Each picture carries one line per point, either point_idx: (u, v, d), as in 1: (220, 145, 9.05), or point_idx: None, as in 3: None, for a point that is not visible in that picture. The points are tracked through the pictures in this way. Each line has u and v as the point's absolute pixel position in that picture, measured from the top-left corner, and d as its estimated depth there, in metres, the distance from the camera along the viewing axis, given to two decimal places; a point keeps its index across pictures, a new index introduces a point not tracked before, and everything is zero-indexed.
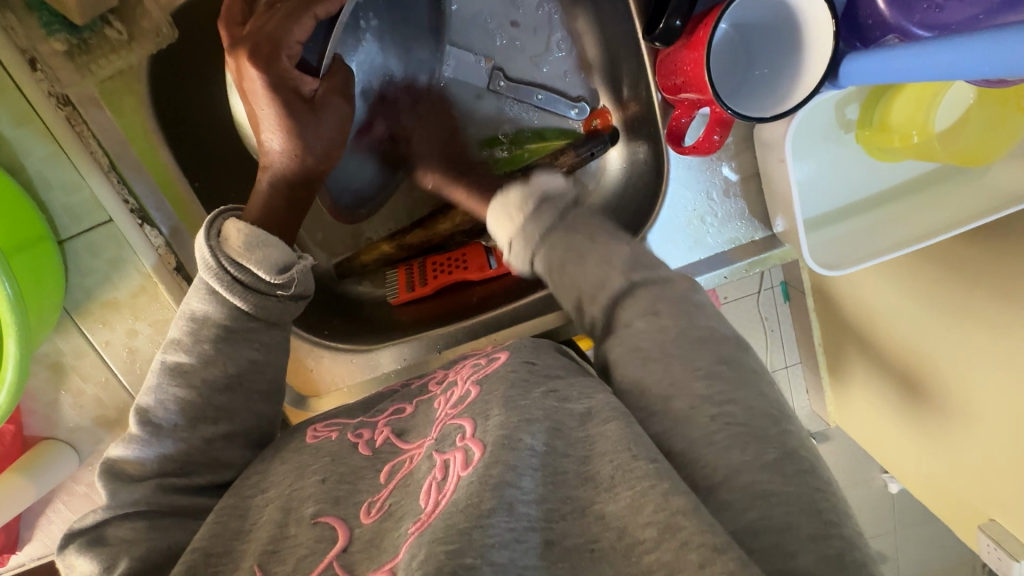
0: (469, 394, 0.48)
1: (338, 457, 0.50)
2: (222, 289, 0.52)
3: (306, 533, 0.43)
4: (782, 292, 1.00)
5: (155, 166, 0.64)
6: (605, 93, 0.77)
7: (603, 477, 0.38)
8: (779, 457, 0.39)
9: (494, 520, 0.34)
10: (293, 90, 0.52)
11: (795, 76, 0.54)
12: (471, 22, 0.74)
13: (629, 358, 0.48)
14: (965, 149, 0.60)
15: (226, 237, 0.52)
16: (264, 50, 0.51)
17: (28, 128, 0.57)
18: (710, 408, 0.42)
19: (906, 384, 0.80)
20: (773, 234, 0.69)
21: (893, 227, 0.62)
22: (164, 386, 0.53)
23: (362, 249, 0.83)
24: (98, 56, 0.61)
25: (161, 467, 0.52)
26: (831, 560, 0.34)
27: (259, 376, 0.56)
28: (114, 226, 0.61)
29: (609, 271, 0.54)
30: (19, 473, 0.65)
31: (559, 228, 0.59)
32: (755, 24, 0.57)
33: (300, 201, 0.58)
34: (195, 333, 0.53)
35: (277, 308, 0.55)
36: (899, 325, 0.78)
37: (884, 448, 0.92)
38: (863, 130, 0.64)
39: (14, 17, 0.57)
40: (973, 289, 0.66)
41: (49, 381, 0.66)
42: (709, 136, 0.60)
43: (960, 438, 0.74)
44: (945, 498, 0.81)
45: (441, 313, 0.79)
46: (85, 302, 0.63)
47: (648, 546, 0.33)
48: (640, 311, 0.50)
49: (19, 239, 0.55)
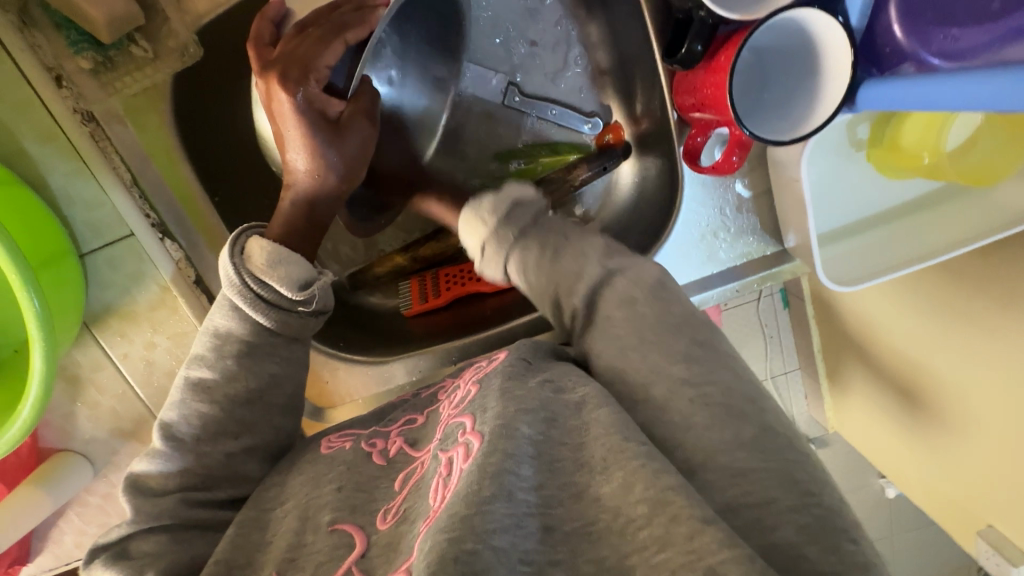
0: (469, 393, 0.49)
1: (353, 466, 0.50)
2: (246, 306, 0.53)
3: (324, 540, 0.43)
4: (782, 299, 1.02)
5: (178, 184, 0.66)
6: (619, 108, 0.78)
7: (597, 461, 0.38)
8: (757, 434, 0.40)
9: (494, 507, 0.34)
10: (320, 113, 0.53)
11: (811, 100, 0.55)
12: (490, 38, 0.75)
13: (609, 352, 0.49)
14: (971, 170, 0.62)
15: (249, 255, 0.53)
16: (295, 72, 0.52)
17: (53, 145, 0.57)
18: (689, 391, 0.43)
19: (905, 393, 0.81)
20: (784, 249, 0.71)
21: (900, 243, 0.64)
22: (187, 402, 0.53)
23: (377, 260, 0.84)
24: (124, 73, 0.62)
25: (183, 481, 0.52)
26: (810, 530, 0.35)
27: (278, 390, 0.56)
28: (134, 240, 0.62)
29: (585, 261, 0.57)
30: (37, 485, 0.65)
31: (531, 230, 0.60)
32: (771, 47, 0.58)
33: (322, 219, 0.58)
34: (219, 348, 0.54)
35: (298, 323, 0.55)
36: (894, 333, 0.79)
37: (884, 454, 0.93)
38: (874, 148, 0.65)
39: (42, 36, 0.58)
40: (970, 297, 0.68)
41: (65, 392, 0.66)
42: (728, 158, 0.61)
43: (957, 444, 0.75)
44: (945, 505, 0.82)
45: (454, 325, 0.79)
46: (103, 315, 0.63)
47: (641, 521, 0.34)
48: (616, 300, 0.52)
49: (42, 254, 0.55)
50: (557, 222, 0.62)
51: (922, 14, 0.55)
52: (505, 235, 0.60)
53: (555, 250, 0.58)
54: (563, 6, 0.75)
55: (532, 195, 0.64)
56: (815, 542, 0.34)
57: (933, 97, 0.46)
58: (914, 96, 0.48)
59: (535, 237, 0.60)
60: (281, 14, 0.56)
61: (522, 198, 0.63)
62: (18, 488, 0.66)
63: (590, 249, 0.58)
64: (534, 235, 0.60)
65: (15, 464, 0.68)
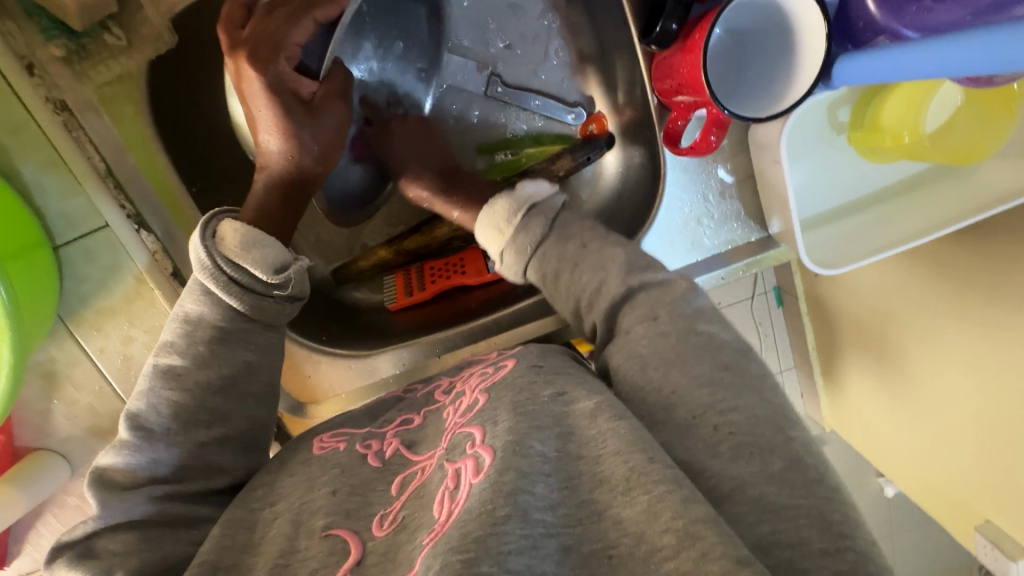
0: (477, 402, 0.48)
1: (347, 470, 0.49)
2: (218, 290, 0.52)
3: (317, 546, 0.43)
4: (775, 297, 1.02)
5: (154, 173, 0.65)
6: (601, 98, 0.78)
7: (619, 480, 0.38)
8: (786, 467, 0.40)
9: (509, 527, 0.35)
10: (291, 92, 0.54)
11: (789, 78, 0.55)
12: (470, 32, 0.76)
13: (628, 365, 0.50)
14: (955, 149, 0.61)
15: (222, 237, 0.52)
16: (265, 51, 0.53)
17: (26, 133, 0.56)
18: (714, 417, 0.43)
19: (906, 378, 0.80)
20: (769, 235, 0.70)
21: (891, 225, 0.63)
22: (156, 391, 0.52)
23: (360, 255, 0.83)
24: (97, 62, 0.61)
25: (153, 474, 0.50)
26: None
27: (253, 378, 0.55)
28: (109, 232, 0.61)
29: (609, 276, 0.57)
30: (10, 485, 0.63)
31: (552, 237, 0.61)
32: (750, 27, 0.57)
33: (299, 198, 0.58)
34: (189, 334, 0.53)
35: (274, 309, 0.54)
36: (892, 322, 0.79)
37: (880, 446, 0.92)
38: (853, 131, 0.64)
39: (13, 24, 0.57)
40: (966, 287, 0.67)
41: (42, 390, 0.65)
42: (706, 137, 0.61)
43: (953, 435, 0.74)
44: (945, 498, 0.80)
45: (439, 318, 0.79)
46: (80, 309, 0.62)
47: (668, 551, 0.33)
48: (640, 324, 0.52)
49: (13, 244, 0.54)
50: (574, 222, 0.62)
51: None
52: (521, 242, 0.61)
53: (574, 256, 0.59)
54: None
55: (548, 197, 0.64)
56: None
57: (909, 68, 0.46)
58: (890, 67, 0.48)
59: (553, 241, 0.61)
60: None
61: (539, 201, 0.63)
62: None
63: (610, 260, 0.58)
64: (552, 239, 0.61)
65: None
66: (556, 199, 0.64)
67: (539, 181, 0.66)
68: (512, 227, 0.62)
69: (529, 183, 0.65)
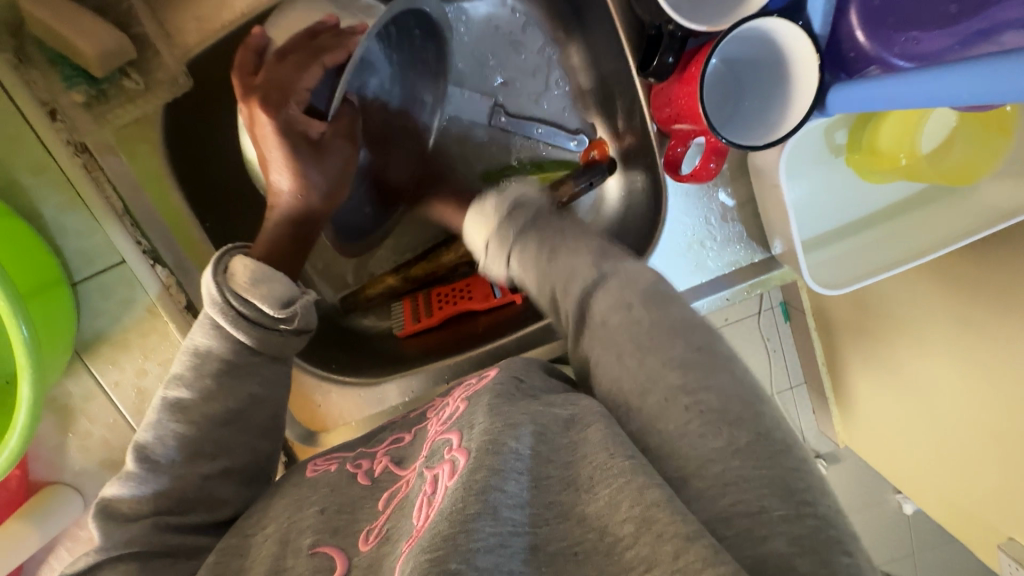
0: (457, 409, 0.50)
1: (337, 488, 0.51)
2: (227, 324, 0.53)
3: (303, 563, 0.43)
4: (782, 312, 1.03)
5: (170, 213, 0.68)
6: (602, 125, 0.81)
7: (584, 479, 0.38)
8: (753, 441, 0.38)
9: (478, 525, 0.34)
10: (301, 134, 0.57)
11: (784, 105, 0.56)
12: (473, 66, 0.79)
13: (608, 357, 0.47)
14: (953, 169, 0.62)
15: (232, 273, 0.53)
16: (275, 96, 0.55)
17: (45, 175, 0.59)
18: (684, 399, 0.41)
19: (912, 405, 0.83)
20: (772, 256, 0.70)
21: (891, 245, 0.64)
22: (163, 423, 0.53)
23: (370, 282, 0.86)
24: (115, 105, 0.63)
25: (156, 506, 0.51)
26: (804, 541, 0.33)
27: (260, 409, 0.56)
28: (126, 267, 0.62)
29: (582, 263, 0.56)
30: (25, 519, 0.64)
31: (527, 230, 0.61)
32: (742, 58, 0.60)
33: (306, 232, 0.61)
34: (198, 367, 0.53)
35: (279, 342, 0.55)
36: (899, 354, 0.82)
37: (897, 471, 0.95)
38: (853, 153, 0.65)
39: (38, 72, 0.60)
40: (962, 323, 0.70)
41: (56, 424, 0.66)
42: (706, 164, 0.62)
43: (965, 461, 0.78)
44: (964, 518, 0.84)
45: (445, 345, 0.79)
46: (95, 343, 0.64)
47: (627, 540, 0.34)
48: (609, 302, 0.50)
49: (37, 282, 0.56)
50: (552, 220, 0.62)
51: (883, 17, 0.56)
52: (500, 233, 0.62)
53: (546, 249, 0.58)
54: (542, 33, 0.80)
55: (532, 197, 0.66)
56: (811, 554, 0.32)
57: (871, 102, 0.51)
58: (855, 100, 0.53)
59: (527, 239, 0.60)
60: (262, 41, 0.58)
61: (524, 201, 0.65)
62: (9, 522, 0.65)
63: (584, 248, 0.57)
64: (527, 236, 0.60)
65: (5, 500, 0.67)
66: (539, 200, 0.65)
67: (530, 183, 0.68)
68: (492, 221, 0.64)
69: (519, 183, 0.67)
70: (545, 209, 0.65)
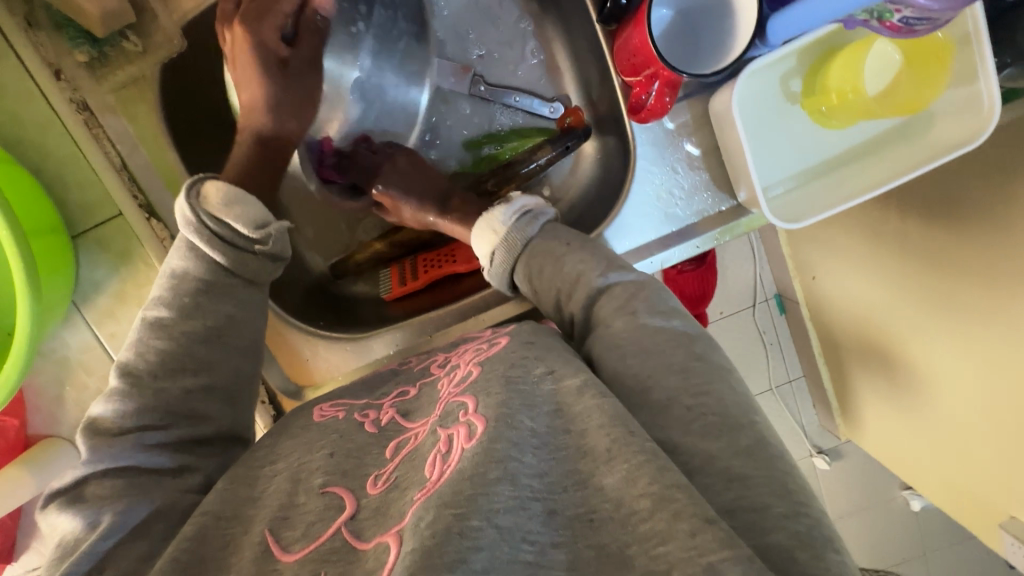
0: (471, 373, 0.52)
1: (346, 434, 0.53)
2: (200, 242, 0.58)
3: (315, 501, 0.45)
4: (777, 306, 1.23)
5: (166, 169, 0.69)
6: (575, 92, 0.85)
7: (601, 451, 0.41)
8: (753, 444, 0.46)
9: (499, 488, 0.38)
10: (273, 54, 0.66)
11: (731, 36, 0.63)
12: (453, 36, 0.84)
13: (621, 361, 0.53)
14: (900, 103, 0.65)
15: (204, 196, 0.59)
16: (252, 14, 0.64)
17: (52, 131, 0.64)
18: (687, 400, 0.49)
19: (921, 388, 0.94)
20: (738, 203, 0.73)
21: (846, 185, 0.68)
22: (144, 339, 0.57)
23: (357, 249, 0.89)
24: (115, 67, 0.67)
25: (138, 419, 0.54)
26: (801, 537, 0.40)
27: (238, 331, 0.60)
28: (123, 220, 0.66)
29: (590, 267, 0.62)
30: (22, 466, 0.66)
31: (537, 240, 0.67)
32: (699, 7, 0.66)
33: (269, 158, 0.67)
34: (175, 287, 0.59)
35: (253, 263, 0.61)
36: (919, 348, 0.90)
37: (918, 462, 1.02)
38: (806, 98, 0.69)
39: (44, 35, 0.65)
40: (969, 323, 0.79)
41: (55, 375, 0.69)
42: (660, 97, 0.65)
43: (976, 446, 0.86)
44: (970, 505, 0.91)
45: (432, 305, 0.82)
46: (94, 296, 0.67)
47: (644, 514, 0.37)
48: (620, 308, 0.57)
49: (37, 224, 0.61)
50: (558, 232, 0.67)
51: None
52: (511, 240, 0.67)
53: (554, 254, 0.64)
54: (518, 6, 0.84)
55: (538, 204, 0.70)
56: (804, 548, 0.39)
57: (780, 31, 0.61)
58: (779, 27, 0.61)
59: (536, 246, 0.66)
60: None
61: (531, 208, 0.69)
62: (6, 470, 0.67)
63: (587, 256, 0.63)
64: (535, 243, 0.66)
65: None
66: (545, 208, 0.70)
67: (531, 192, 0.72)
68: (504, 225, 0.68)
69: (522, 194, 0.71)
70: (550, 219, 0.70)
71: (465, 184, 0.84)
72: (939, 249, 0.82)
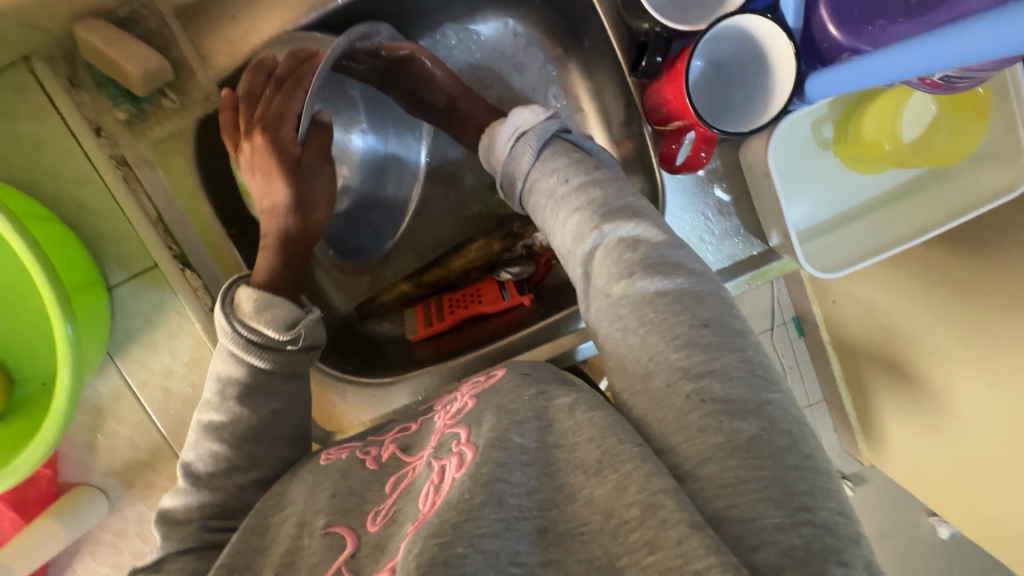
0: (467, 404, 0.50)
1: (347, 472, 0.52)
2: (239, 350, 0.58)
3: (318, 542, 0.45)
4: (795, 327, 1.22)
5: (195, 216, 0.71)
6: (599, 134, 0.85)
7: (592, 462, 0.40)
8: (756, 435, 0.39)
9: (483, 512, 0.37)
10: (288, 157, 0.66)
11: (767, 96, 0.64)
12: (476, 84, 0.86)
13: (612, 332, 0.48)
14: (943, 150, 0.64)
15: (238, 304, 0.59)
16: (270, 121, 0.65)
17: (92, 186, 0.65)
18: (687, 385, 0.42)
19: (942, 411, 0.91)
20: (770, 248, 0.72)
21: (885, 229, 0.67)
22: (201, 443, 0.58)
23: (383, 289, 0.88)
24: (153, 122, 0.69)
25: (204, 511, 0.56)
26: (793, 552, 0.35)
27: (282, 423, 0.61)
28: (159, 271, 0.67)
29: (580, 222, 0.54)
30: (53, 518, 0.66)
31: (534, 175, 0.60)
32: (730, 57, 0.66)
33: (299, 253, 0.66)
34: (222, 392, 0.59)
35: (292, 360, 0.60)
36: (938, 367, 0.88)
37: (943, 488, 0.97)
38: (839, 145, 0.69)
39: (86, 94, 0.67)
40: (995, 351, 0.76)
41: (87, 424, 0.69)
42: (697, 153, 0.66)
43: (999, 474, 0.83)
44: (996, 535, 0.87)
45: (459, 347, 0.80)
46: (126, 345, 0.67)
47: (632, 523, 0.36)
48: (610, 270, 0.50)
49: (78, 280, 0.61)
50: (562, 153, 0.60)
51: (849, 11, 0.62)
52: (511, 175, 0.62)
53: (554, 191, 0.57)
54: (542, 51, 0.86)
55: (537, 123, 0.62)
56: (798, 565, 0.34)
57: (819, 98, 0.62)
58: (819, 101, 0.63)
59: (537, 177, 0.60)
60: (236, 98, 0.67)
61: (526, 128, 0.62)
62: (38, 520, 0.67)
63: (586, 201, 0.54)
64: (536, 174, 0.60)
65: (35, 497, 0.69)
66: (546, 124, 0.61)
67: (534, 106, 0.63)
68: (500, 154, 0.63)
69: (521, 110, 0.63)
70: (554, 134, 0.62)
71: (489, 226, 0.86)
72: (963, 279, 0.79)
